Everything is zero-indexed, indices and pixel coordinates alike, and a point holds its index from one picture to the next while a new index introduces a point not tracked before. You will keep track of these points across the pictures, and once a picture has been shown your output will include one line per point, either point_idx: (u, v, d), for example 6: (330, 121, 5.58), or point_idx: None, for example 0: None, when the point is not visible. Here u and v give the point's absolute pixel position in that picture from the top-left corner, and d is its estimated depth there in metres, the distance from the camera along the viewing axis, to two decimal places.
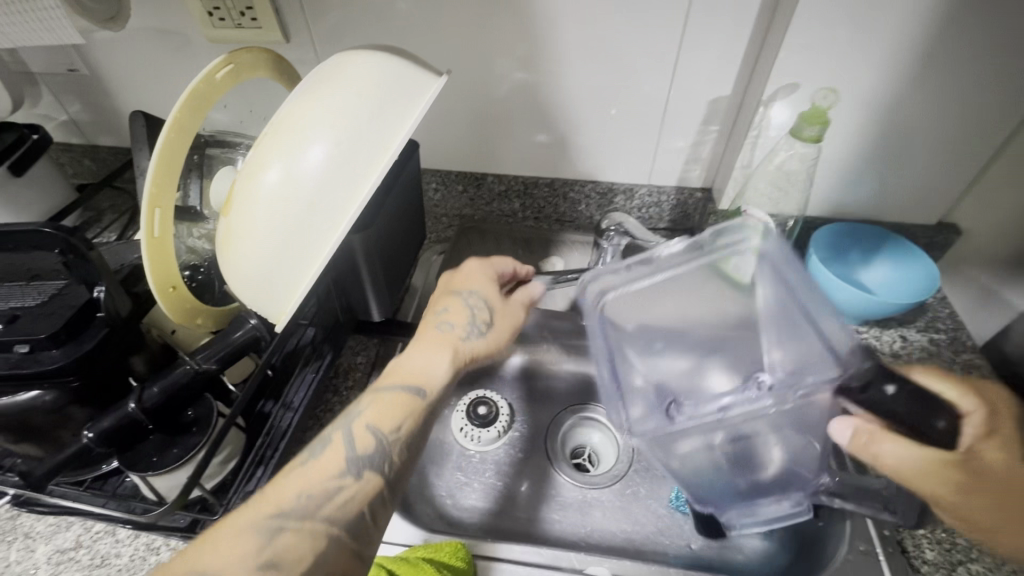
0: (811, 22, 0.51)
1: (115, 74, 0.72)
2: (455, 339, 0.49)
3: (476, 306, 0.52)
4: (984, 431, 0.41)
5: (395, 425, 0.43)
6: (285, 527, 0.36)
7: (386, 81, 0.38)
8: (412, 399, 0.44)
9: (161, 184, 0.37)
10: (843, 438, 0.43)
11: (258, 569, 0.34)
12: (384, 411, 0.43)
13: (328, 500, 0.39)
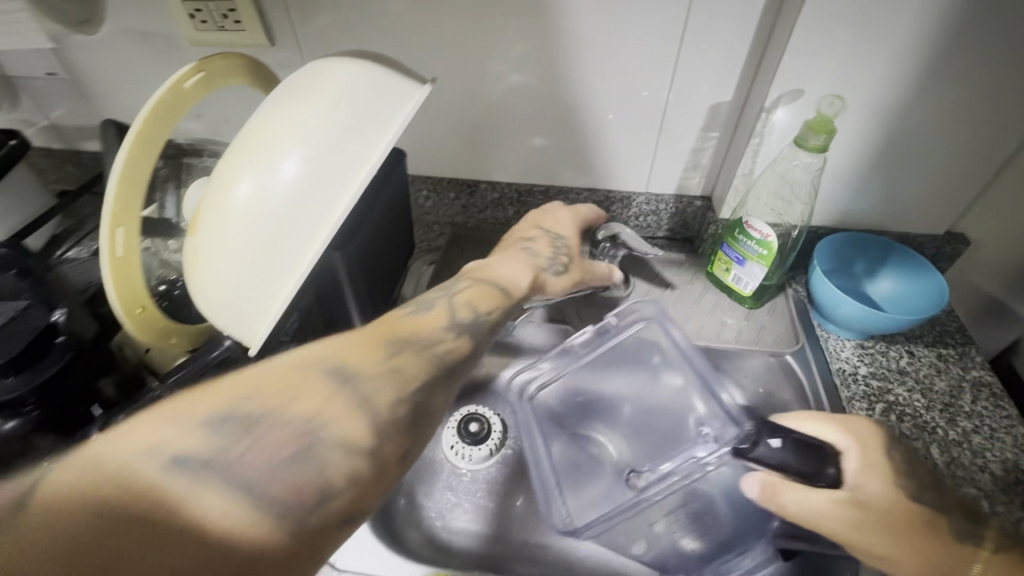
0: (816, 24, 0.48)
1: (95, 78, 0.69)
2: (537, 260, 0.53)
3: (558, 247, 0.56)
4: (861, 465, 0.43)
5: (490, 309, 0.45)
6: (407, 350, 0.38)
7: (365, 91, 0.36)
8: (499, 294, 0.47)
9: (123, 202, 0.35)
10: (753, 492, 0.45)
11: (383, 372, 0.35)
12: (483, 296, 0.45)
13: (435, 344, 0.39)
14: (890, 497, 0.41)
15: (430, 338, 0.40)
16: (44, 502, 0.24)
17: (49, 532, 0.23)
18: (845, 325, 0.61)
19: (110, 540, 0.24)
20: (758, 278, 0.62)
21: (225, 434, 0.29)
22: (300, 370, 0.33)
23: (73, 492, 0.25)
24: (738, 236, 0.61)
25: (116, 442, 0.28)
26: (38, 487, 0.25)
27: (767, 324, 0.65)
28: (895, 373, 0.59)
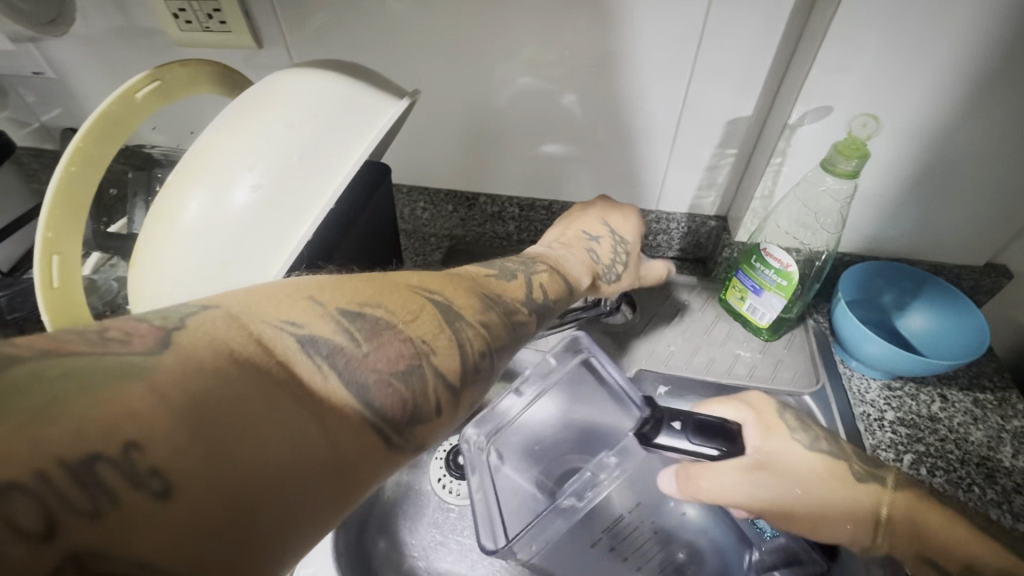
0: (852, 37, 0.43)
1: (81, 79, 0.66)
2: (597, 258, 0.52)
3: (617, 251, 0.54)
4: (762, 432, 0.42)
5: (554, 299, 0.40)
6: (493, 305, 0.33)
7: (331, 105, 0.31)
8: (563, 286, 0.43)
9: (59, 226, 0.31)
10: (671, 487, 0.42)
11: (476, 316, 0.31)
12: (552, 283, 0.42)
13: (509, 309, 0.34)
14: (801, 461, 0.40)
15: (509, 303, 0.35)
16: (183, 345, 0.19)
17: (184, 377, 0.18)
18: (871, 364, 0.55)
19: (241, 403, 0.19)
20: (776, 310, 0.56)
21: (354, 332, 0.25)
22: (418, 296, 0.29)
23: (214, 341, 0.20)
24: (754, 263, 0.56)
25: (245, 306, 0.23)
26: (176, 327, 0.20)
27: (784, 359, 0.60)
28: (926, 419, 0.54)
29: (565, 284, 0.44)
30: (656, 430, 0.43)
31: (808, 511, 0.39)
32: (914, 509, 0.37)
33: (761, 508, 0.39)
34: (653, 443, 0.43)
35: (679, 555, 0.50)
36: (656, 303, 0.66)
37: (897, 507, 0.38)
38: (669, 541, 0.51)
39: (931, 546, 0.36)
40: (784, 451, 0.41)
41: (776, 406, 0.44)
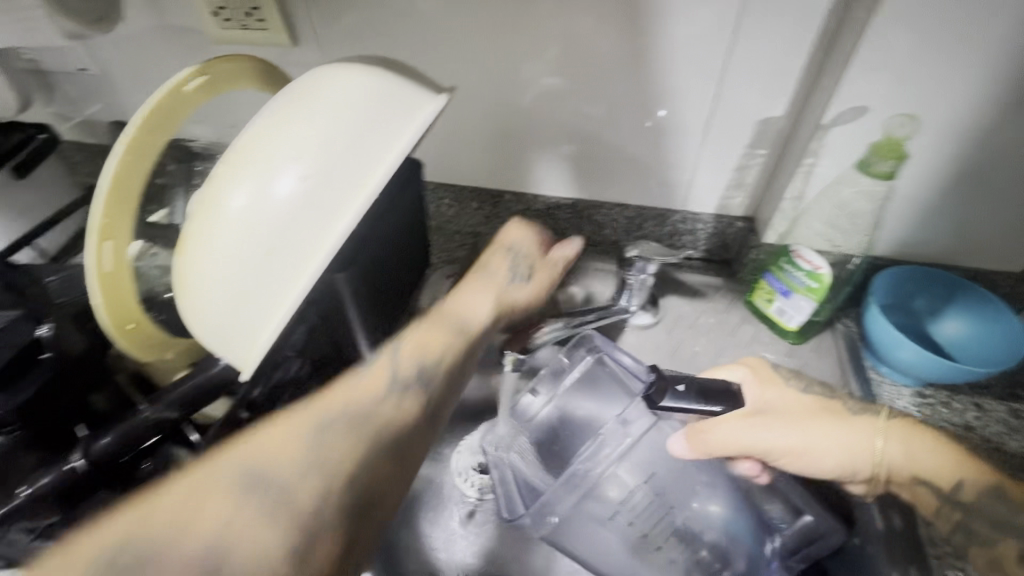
0: (890, 35, 0.43)
1: (124, 75, 0.68)
2: (514, 290, 0.48)
3: (520, 256, 0.50)
4: (759, 383, 0.49)
5: (440, 357, 0.42)
6: (343, 428, 0.35)
7: (374, 98, 0.32)
8: (456, 335, 0.44)
9: (112, 213, 0.33)
10: (680, 448, 0.49)
11: (317, 476, 0.32)
12: (426, 343, 0.42)
13: (373, 414, 0.37)
14: (793, 403, 0.48)
15: (369, 408, 0.37)
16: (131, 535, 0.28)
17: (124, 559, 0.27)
18: (902, 370, 0.54)
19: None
20: (806, 313, 0.56)
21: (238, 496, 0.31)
22: (282, 440, 0.33)
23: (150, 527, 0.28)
24: (784, 264, 0.56)
25: (182, 487, 0.30)
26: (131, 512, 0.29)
27: (811, 362, 0.60)
28: (960, 429, 0.53)
29: (467, 350, 0.44)
30: (664, 394, 0.43)
31: (804, 446, 0.46)
32: (899, 437, 0.44)
33: (765, 450, 0.47)
34: (659, 406, 0.43)
35: (702, 552, 0.48)
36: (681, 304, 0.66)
37: (887, 437, 0.44)
38: (689, 538, 0.48)
39: (911, 465, 0.43)
40: (783, 399, 0.49)
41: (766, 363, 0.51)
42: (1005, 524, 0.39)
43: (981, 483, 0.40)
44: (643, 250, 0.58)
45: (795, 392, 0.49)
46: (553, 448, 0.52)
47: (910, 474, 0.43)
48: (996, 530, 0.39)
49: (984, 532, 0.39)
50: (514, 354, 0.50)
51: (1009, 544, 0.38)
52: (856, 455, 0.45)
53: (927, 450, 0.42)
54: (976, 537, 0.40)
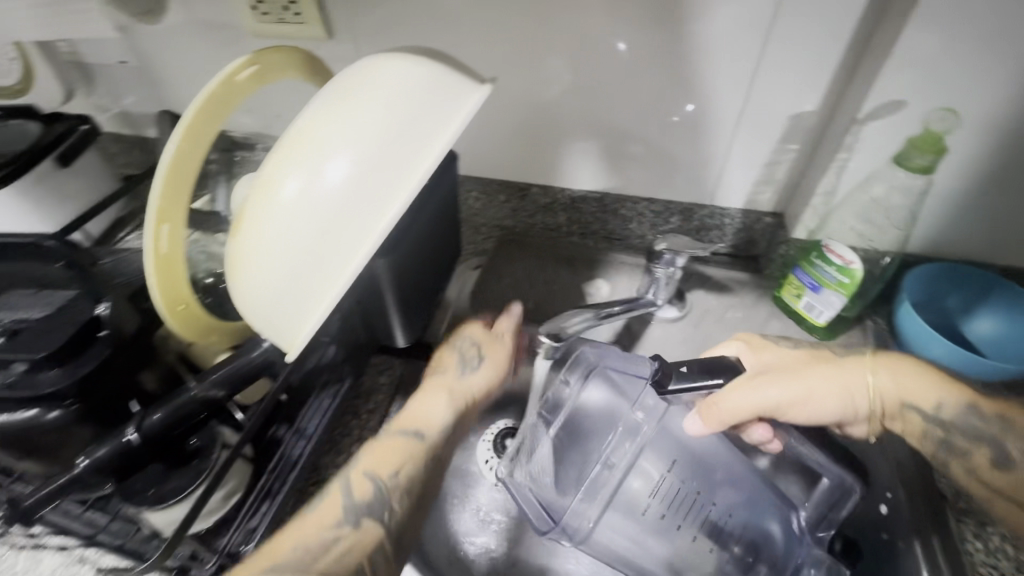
0: (932, 29, 0.42)
1: (163, 69, 0.70)
2: (467, 382, 0.50)
3: (466, 348, 0.52)
4: (752, 352, 0.51)
5: (392, 471, 0.43)
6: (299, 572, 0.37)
7: (422, 88, 0.33)
8: (407, 445, 0.45)
9: (169, 197, 0.34)
10: (697, 426, 0.47)
11: None
12: (382, 457, 0.43)
13: (326, 553, 0.38)
14: (785, 359, 0.50)
15: (321, 547, 0.39)
16: None
17: None
18: None
19: None
20: (835, 308, 0.56)
21: None
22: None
23: None
24: (814, 259, 0.56)
25: None
26: None
27: None
28: None
29: (428, 460, 0.45)
30: (670, 378, 0.42)
31: (805, 395, 0.47)
32: (891, 375, 0.46)
33: (774, 407, 0.46)
34: (666, 390, 0.42)
35: (733, 548, 0.49)
36: (707, 299, 0.66)
37: (877, 372, 0.47)
38: (718, 536, 0.49)
39: (900, 396, 0.46)
40: (779, 358, 0.50)
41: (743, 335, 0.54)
42: (981, 434, 0.43)
43: (957, 400, 0.44)
44: (671, 244, 0.56)
45: (778, 352, 0.50)
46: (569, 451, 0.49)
47: (898, 402, 0.46)
48: (970, 440, 0.43)
49: (958, 443, 0.43)
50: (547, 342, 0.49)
51: (982, 452, 0.43)
52: (853, 397, 0.47)
53: (910, 378, 0.46)
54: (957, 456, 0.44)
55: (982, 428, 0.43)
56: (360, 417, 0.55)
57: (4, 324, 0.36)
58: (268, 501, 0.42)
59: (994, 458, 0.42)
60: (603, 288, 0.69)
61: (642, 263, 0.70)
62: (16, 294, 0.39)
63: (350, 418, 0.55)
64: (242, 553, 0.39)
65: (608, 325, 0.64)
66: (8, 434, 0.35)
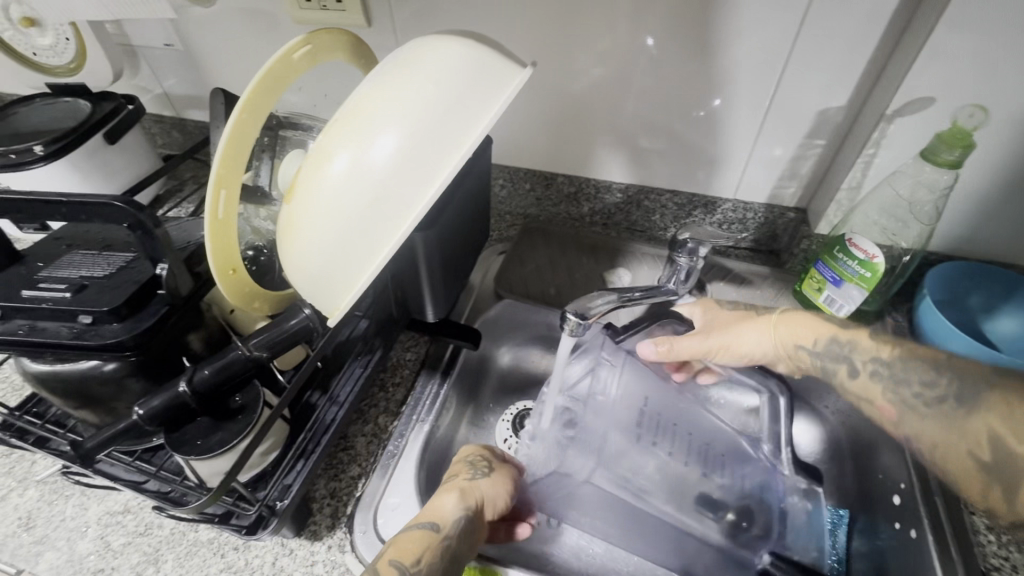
0: (964, 26, 0.43)
1: (206, 52, 0.72)
2: (476, 483, 0.47)
3: (474, 459, 0.50)
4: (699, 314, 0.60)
5: (416, 558, 0.39)
6: None
7: (467, 70, 0.35)
8: (427, 534, 0.41)
9: (228, 165, 0.36)
10: (650, 352, 0.56)
11: None
12: (402, 546, 0.40)
13: None
14: (728, 313, 0.58)
15: None
16: None
17: None
18: None
19: None
20: (855, 302, 0.56)
21: None
22: None
23: None
24: (837, 254, 0.56)
25: None
26: None
27: None
28: None
29: (444, 555, 0.41)
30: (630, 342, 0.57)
31: (735, 341, 0.56)
32: (788, 323, 0.54)
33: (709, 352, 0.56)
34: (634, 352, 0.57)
35: (727, 515, 0.52)
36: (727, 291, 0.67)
37: (781, 323, 0.55)
38: (710, 501, 0.52)
39: (792, 341, 0.54)
40: (721, 312, 0.59)
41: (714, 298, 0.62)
42: (840, 355, 0.52)
43: (830, 335, 0.53)
44: (695, 234, 0.57)
45: (727, 309, 0.58)
46: (574, 419, 0.54)
47: (793, 345, 0.54)
48: (832, 362, 0.53)
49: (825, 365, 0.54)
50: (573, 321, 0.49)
51: (841, 369, 0.52)
52: (766, 343, 0.56)
53: (797, 323, 0.54)
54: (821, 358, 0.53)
55: (840, 349, 0.52)
56: (387, 390, 0.58)
57: (71, 279, 0.39)
58: (302, 461, 0.45)
59: (848, 370, 0.52)
60: (624, 277, 0.70)
61: (664, 253, 0.70)
62: (78, 254, 0.42)
63: (377, 390, 0.57)
64: (278, 507, 0.41)
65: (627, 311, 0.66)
66: (71, 383, 0.39)
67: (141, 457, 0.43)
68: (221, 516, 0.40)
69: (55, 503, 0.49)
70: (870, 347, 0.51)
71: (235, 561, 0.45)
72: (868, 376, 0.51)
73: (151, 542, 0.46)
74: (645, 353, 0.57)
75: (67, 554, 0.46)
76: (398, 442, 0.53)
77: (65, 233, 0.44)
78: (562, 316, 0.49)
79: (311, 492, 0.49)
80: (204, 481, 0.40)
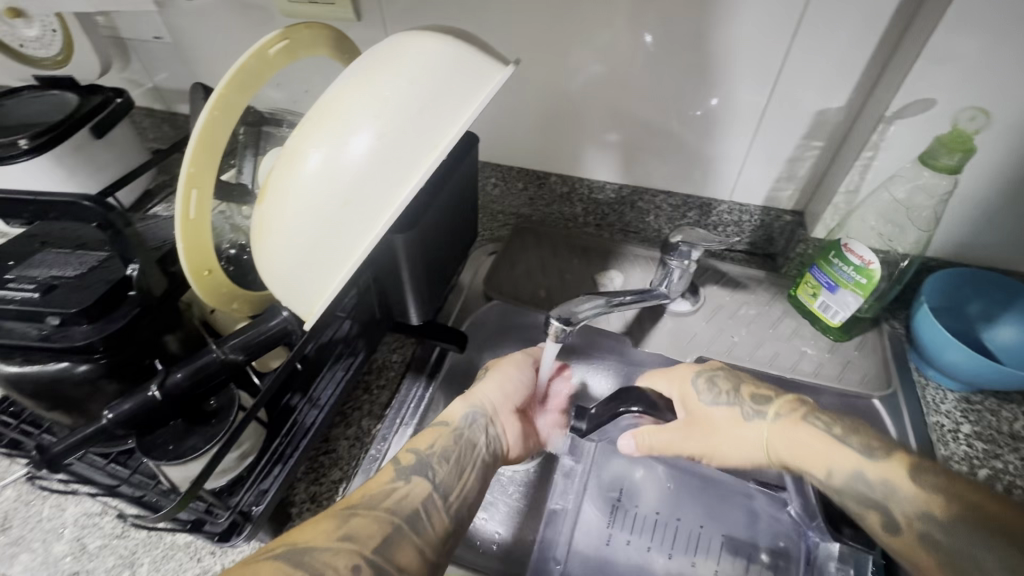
0: (966, 25, 0.41)
1: (197, 45, 0.71)
2: (483, 385, 0.49)
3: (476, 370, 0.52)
4: (679, 400, 0.50)
5: (429, 444, 0.43)
6: (359, 509, 0.37)
7: (443, 68, 0.34)
8: (440, 426, 0.45)
9: (200, 163, 0.36)
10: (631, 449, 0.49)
11: (338, 541, 0.34)
12: (418, 437, 0.44)
13: (390, 496, 0.39)
14: (717, 409, 0.48)
15: (381, 491, 0.39)
16: None
17: None
18: (950, 374, 0.53)
19: None
20: (851, 308, 0.56)
21: None
22: (335, 517, 0.36)
23: None
24: (832, 259, 0.55)
25: None
26: None
27: (853, 360, 0.59)
28: (1007, 436, 0.52)
29: (461, 440, 0.44)
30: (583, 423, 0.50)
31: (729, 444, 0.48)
32: (781, 435, 0.45)
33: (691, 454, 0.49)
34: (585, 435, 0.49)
35: (762, 557, 0.50)
36: (722, 295, 0.65)
37: (777, 436, 0.45)
38: (734, 546, 0.51)
39: (794, 458, 0.44)
40: (709, 409, 0.48)
41: (695, 370, 0.50)
42: (870, 497, 0.39)
43: (846, 465, 0.41)
44: (687, 236, 0.55)
45: (709, 398, 0.48)
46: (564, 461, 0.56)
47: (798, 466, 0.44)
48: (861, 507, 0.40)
49: (853, 508, 0.40)
50: (558, 325, 0.49)
51: (872, 517, 0.39)
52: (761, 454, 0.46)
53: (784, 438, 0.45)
54: (842, 499, 0.41)
55: (867, 491, 0.39)
56: (371, 392, 0.57)
57: (42, 279, 0.38)
58: (279, 465, 0.44)
59: (884, 521, 0.38)
60: (617, 278, 0.68)
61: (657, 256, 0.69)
62: (52, 252, 0.41)
63: (361, 392, 0.56)
64: (253, 513, 0.41)
65: (619, 315, 0.64)
66: (41, 385, 0.38)
67: (115, 460, 0.43)
68: (193, 522, 0.39)
69: (33, 503, 0.49)
70: (910, 491, 0.38)
71: (211, 565, 0.44)
72: (914, 537, 0.37)
73: (127, 545, 0.46)
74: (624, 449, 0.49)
75: (42, 556, 0.46)
76: (381, 446, 0.52)
77: (39, 231, 0.43)
78: (546, 320, 0.48)
79: (291, 496, 0.48)
80: (176, 486, 0.39)
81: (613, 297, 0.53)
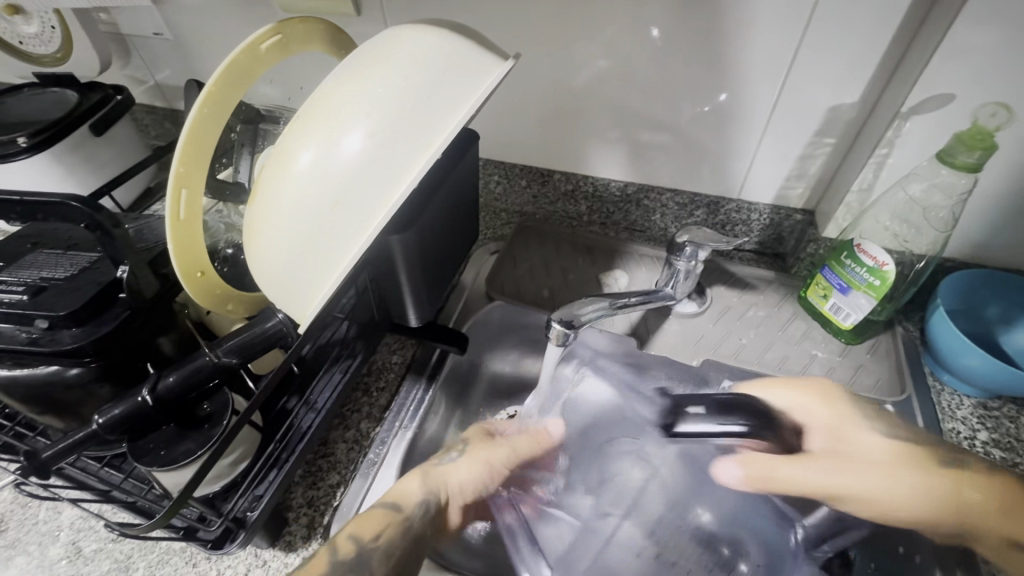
0: (987, 17, 0.40)
1: (196, 41, 0.70)
2: (448, 470, 0.46)
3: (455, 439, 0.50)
4: (832, 428, 0.45)
5: (375, 534, 0.39)
6: None
7: (439, 64, 0.33)
8: (391, 512, 0.41)
9: (189, 163, 0.35)
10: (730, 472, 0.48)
11: None
12: (364, 521, 0.39)
13: None
14: (880, 444, 0.43)
15: None
16: None
17: None
18: (965, 380, 0.52)
19: None
20: (862, 311, 0.54)
21: None
22: None
23: None
24: (844, 259, 0.53)
25: None
26: None
27: (866, 364, 0.57)
28: None
29: (402, 534, 0.40)
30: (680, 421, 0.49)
31: (885, 487, 0.42)
32: (974, 485, 0.40)
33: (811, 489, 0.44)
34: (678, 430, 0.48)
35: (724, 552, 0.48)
36: (730, 296, 0.64)
37: (970, 484, 0.40)
38: (708, 542, 0.49)
39: (973, 516, 0.40)
40: (858, 440, 0.44)
41: (843, 392, 0.48)
42: None
43: None
44: (693, 235, 0.54)
45: (875, 434, 0.44)
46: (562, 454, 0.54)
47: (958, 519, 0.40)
48: None
49: None
50: (559, 329, 0.47)
51: None
52: (920, 499, 0.41)
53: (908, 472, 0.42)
54: None
55: None
56: (370, 394, 0.56)
57: (33, 281, 0.37)
58: (275, 470, 0.43)
59: None
60: (621, 279, 0.67)
61: (663, 255, 0.68)
62: (43, 253, 0.40)
63: (361, 394, 0.55)
64: (248, 520, 0.40)
65: (624, 316, 0.62)
66: (32, 388, 0.38)
67: (110, 463, 0.42)
68: (186, 529, 0.39)
69: (29, 506, 0.48)
70: None
71: (206, 571, 0.44)
72: None
73: (122, 549, 0.45)
74: (729, 480, 0.48)
75: (38, 559, 0.45)
76: (379, 449, 0.51)
77: (32, 231, 0.42)
78: (546, 323, 0.47)
79: (288, 500, 0.47)
80: (168, 492, 0.38)
81: (617, 298, 0.52)
